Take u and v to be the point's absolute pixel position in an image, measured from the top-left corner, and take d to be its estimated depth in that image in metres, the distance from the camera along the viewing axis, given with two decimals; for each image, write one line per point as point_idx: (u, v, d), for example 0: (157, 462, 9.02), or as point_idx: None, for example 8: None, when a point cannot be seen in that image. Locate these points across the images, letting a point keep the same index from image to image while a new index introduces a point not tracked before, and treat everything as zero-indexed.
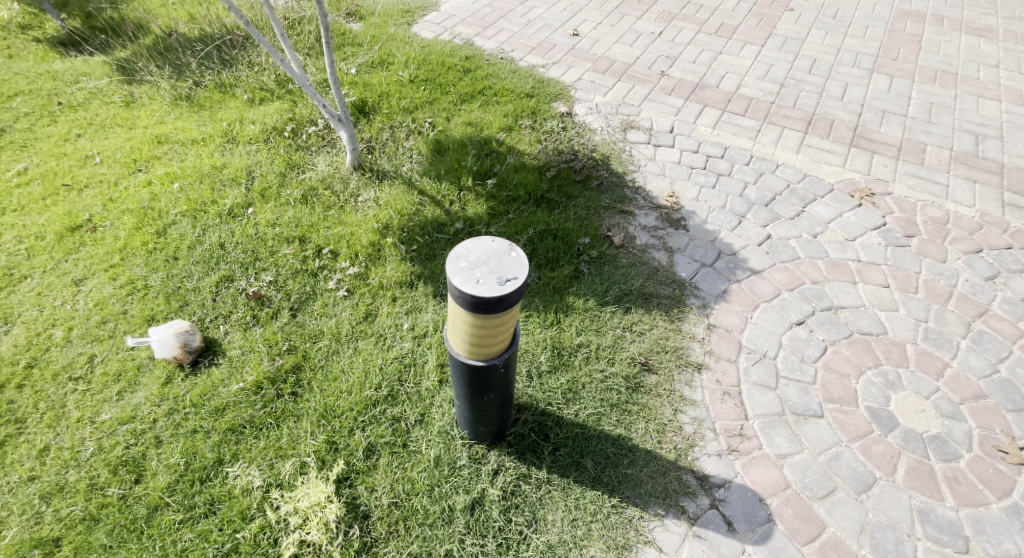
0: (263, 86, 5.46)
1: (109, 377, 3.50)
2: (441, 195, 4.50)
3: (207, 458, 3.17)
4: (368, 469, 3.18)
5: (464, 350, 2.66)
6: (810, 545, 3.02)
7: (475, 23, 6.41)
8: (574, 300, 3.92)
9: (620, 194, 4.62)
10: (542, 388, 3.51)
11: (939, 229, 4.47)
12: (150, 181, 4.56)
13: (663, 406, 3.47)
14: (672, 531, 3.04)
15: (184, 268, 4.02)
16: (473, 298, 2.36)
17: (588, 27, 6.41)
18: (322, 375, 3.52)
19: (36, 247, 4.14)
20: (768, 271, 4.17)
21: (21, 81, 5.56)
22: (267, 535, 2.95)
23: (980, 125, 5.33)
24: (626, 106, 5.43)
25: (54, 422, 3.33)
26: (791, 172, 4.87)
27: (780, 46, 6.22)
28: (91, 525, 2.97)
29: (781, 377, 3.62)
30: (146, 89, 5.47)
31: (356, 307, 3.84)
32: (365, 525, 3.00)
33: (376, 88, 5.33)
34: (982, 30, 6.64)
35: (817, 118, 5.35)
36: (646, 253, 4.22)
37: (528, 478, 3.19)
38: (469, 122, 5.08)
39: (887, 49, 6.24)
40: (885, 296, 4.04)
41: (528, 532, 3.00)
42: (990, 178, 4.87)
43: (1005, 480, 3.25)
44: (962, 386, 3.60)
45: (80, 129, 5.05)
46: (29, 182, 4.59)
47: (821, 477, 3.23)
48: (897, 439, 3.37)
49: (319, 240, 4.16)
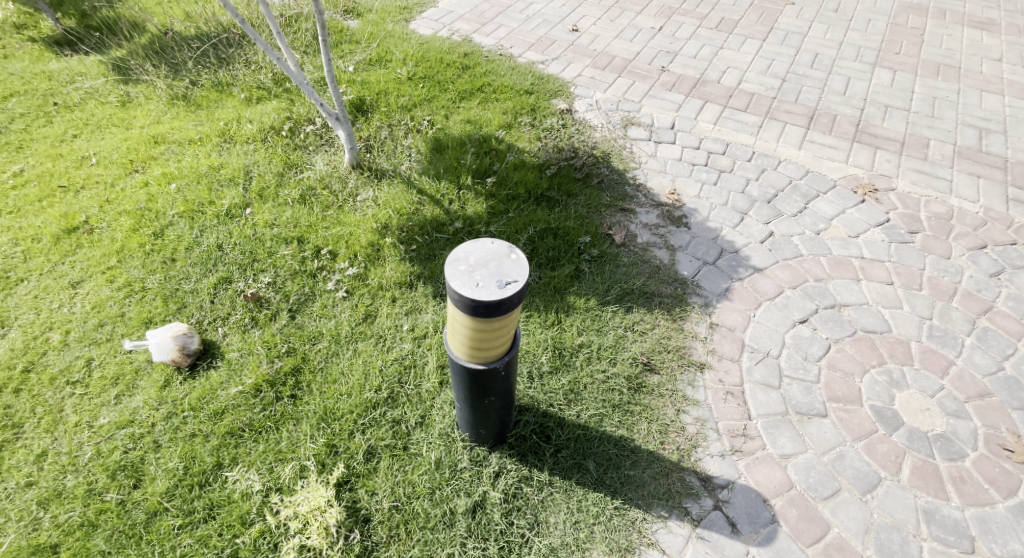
0: (259, 84, 5.42)
1: (107, 380, 3.47)
2: (440, 194, 4.46)
3: (207, 462, 3.15)
4: (369, 473, 3.15)
5: (463, 354, 2.63)
6: (815, 546, 2.99)
7: (474, 19, 6.36)
8: (575, 299, 3.89)
9: (621, 191, 4.57)
10: (544, 389, 3.48)
11: (943, 225, 4.43)
12: (147, 181, 4.53)
13: (666, 407, 3.44)
14: (675, 532, 3.01)
15: (182, 270, 3.99)
16: (473, 302, 2.32)
17: (588, 22, 6.36)
18: (322, 377, 3.49)
19: (33, 250, 4.11)
20: (770, 269, 4.13)
21: (16, 81, 5.52)
22: (267, 541, 2.93)
23: (983, 120, 5.28)
24: (626, 102, 5.38)
25: (52, 427, 3.30)
26: (793, 169, 4.83)
27: (782, 40, 6.16)
28: (91, 531, 2.95)
29: (784, 376, 3.59)
30: (142, 89, 5.43)
31: (356, 308, 3.81)
32: (365, 529, 2.98)
33: (374, 86, 5.28)
34: (985, 23, 6.58)
35: (820, 113, 5.30)
36: (647, 252, 4.19)
37: (529, 480, 3.16)
38: (469, 120, 5.04)
39: (890, 43, 6.18)
40: (889, 294, 4.00)
41: (530, 535, 2.98)
42: (994, 173, 4.82)
43: (1011, 479, 3.22)
44: (967, 384, 3.57)
45: (76, 130, 5.02)
46: (24, 184, 4.55)
47: (825, 477, 3.20)
48: (902, 438, 3.34)
49: (318, 240, 4.13)
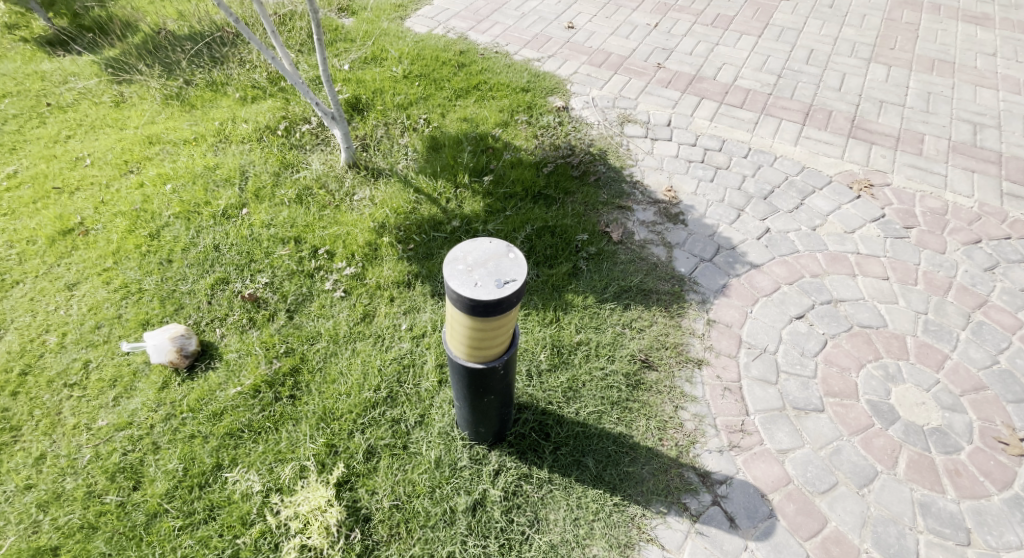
0: (254, 84, 5.40)
1: (104, 383, 3.46)
2: (437, 192, 4.46)
3: (206, 463, 3.15)
4: (369, 472, 3.16)
5: (463, 353, 2.63)
6: (813, 541, 3.01)
7: (469, 17, 6.34)
8: (573, 297, 3.90)
9: (618, 189, 4.58)
10: (542, 387, 3.49)
11: (938, 219, 4.45)
12: (143, 182, 4.52)
13: (664, 403, 3.45)
14: (674, 528, 3.03)
15: (179, 271, 3.99)
16: (472, 302, 2.33)
17: (584, 19, 6.36)
18: (320, 377, 3.49)
19: (28, 252, 4.09)
20: (767, 266, 4.15)
21: (9, 82, 5.48)
22: (267, 541, 2.93)
23: (978, 114, 5.31)
24: (623, 99, 5.38)
25: (50, 430, 3.30)
26: (789, 164, 4.85)
27: (777, 36, 6.18)
28: (90, 533, 2.95)
29: (781, 371, 3.61)
30: (135, 89, 5.41)
31: (354, 307, 3.81)
32: (366, 528, 2.98)
33: (369, 85, 5.28)
34: (979, 18, 6.60)
35: (816, 109, 5.31)
36: (645, 249, 4.19)
37: (529, 478, 3.17)
38: (465, 118, 5.04)
39: (884, 38, 6.19)
40: (885, 288, 4.03)
41: (530, 532, 2.99)
42: (988, 167, 4.84)
43: (1005, 471, 3.25)
44: (962, 377, 3.60)
45: (69, 131, 4.99)
46: (18, 186, 4.53)
47: (823, 471, 3.22)
48: (898, 432, 3.36)
49: (315, 240, 4.13)
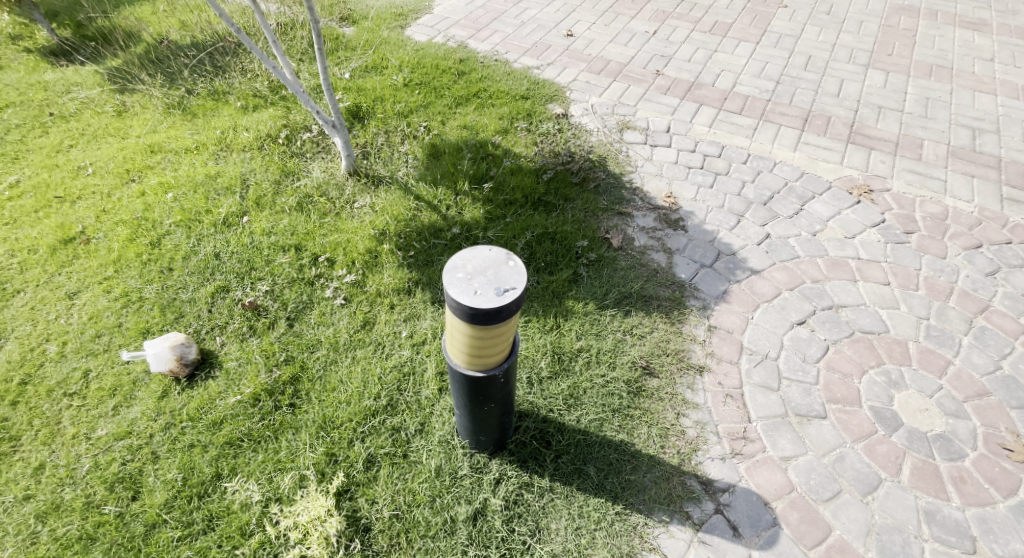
0: (255, 93, 5.42)
1: (104, 392, 3.45)
2: (437, 199, 4.46)
3: (206, 472, 3.13)
4: (369, 481, 3.14)
5: (463, 361, 2.62)
6: (817, 549, 2.99)
7: (469, 25, 6.37)
8: (573, 304, 3.89)
9: (618, 195, 4.58)
10: (543, 394, 3.48)
11: (939, 224, 4.44)
12: (144, 190, 4.52)
13: (665, 410, 3.43)
14: (677, 537, 3.00)
15: (179, 279, 3.99)
16: (471, 310, 2.32)
17: (582, 26, 6.38)
18: (320, 385, 3.48)
19: (29, 261, 4.09)
20: (768, 271, 4.14)
21: (12, 92, 5.51)
22: (267, 551, 2.91)
23: (977, 119, 5.31)
24: (622, 106, 5.39)
25: (50, 439, 3.28)
26: (789, 170, 4.85)
27: (775, 43, 6.19)
28: (89, 544, 2.94)
29: (783, 378, 3.59)
30: (137, 98, 5.43)
31: (354, 315, 3.81)
32: (366, 538, 2.96)
33: (370, 93, 5.30)
34: (977, 24, 6.62)
35: (814, 115, 5.32)
36: (645, 255, 4.19)
37: (530, 486, 3.15)
38: (464, 125, 5.05)
39: (882, 44, 6.21)
40: (886, 294, 4.01)
41: (530, 542, 2.97)
42: (988, 172, 4.84)
43: (1010, 478, 3.22)
44: (965, 383, 3.58)
45: (72, 140, 5.01)
46: (20, 195, 4.54)
47: (826, 479, 3.20)
48: (901, 439, 3.34)
49: (315, 248, 4.13)
